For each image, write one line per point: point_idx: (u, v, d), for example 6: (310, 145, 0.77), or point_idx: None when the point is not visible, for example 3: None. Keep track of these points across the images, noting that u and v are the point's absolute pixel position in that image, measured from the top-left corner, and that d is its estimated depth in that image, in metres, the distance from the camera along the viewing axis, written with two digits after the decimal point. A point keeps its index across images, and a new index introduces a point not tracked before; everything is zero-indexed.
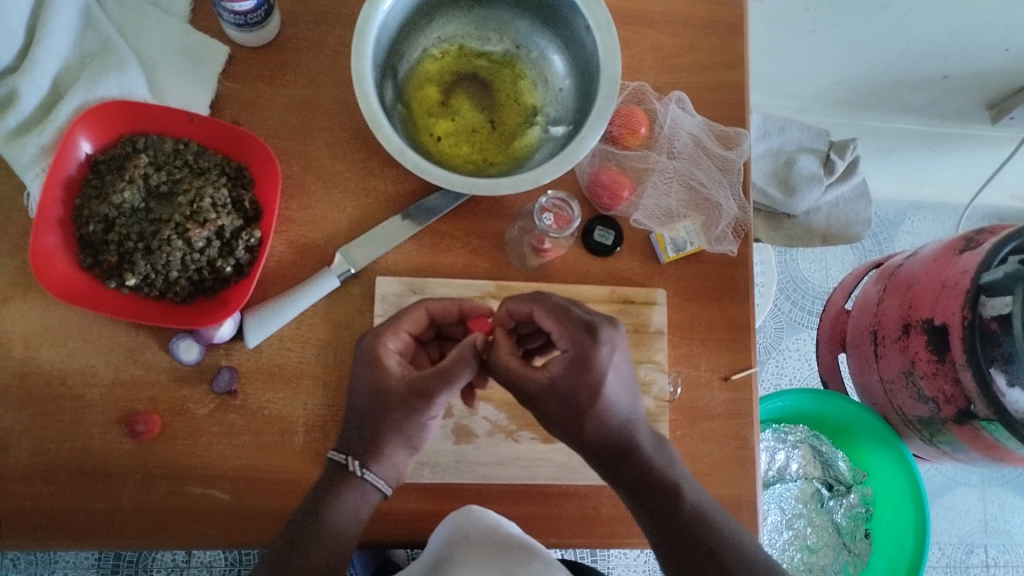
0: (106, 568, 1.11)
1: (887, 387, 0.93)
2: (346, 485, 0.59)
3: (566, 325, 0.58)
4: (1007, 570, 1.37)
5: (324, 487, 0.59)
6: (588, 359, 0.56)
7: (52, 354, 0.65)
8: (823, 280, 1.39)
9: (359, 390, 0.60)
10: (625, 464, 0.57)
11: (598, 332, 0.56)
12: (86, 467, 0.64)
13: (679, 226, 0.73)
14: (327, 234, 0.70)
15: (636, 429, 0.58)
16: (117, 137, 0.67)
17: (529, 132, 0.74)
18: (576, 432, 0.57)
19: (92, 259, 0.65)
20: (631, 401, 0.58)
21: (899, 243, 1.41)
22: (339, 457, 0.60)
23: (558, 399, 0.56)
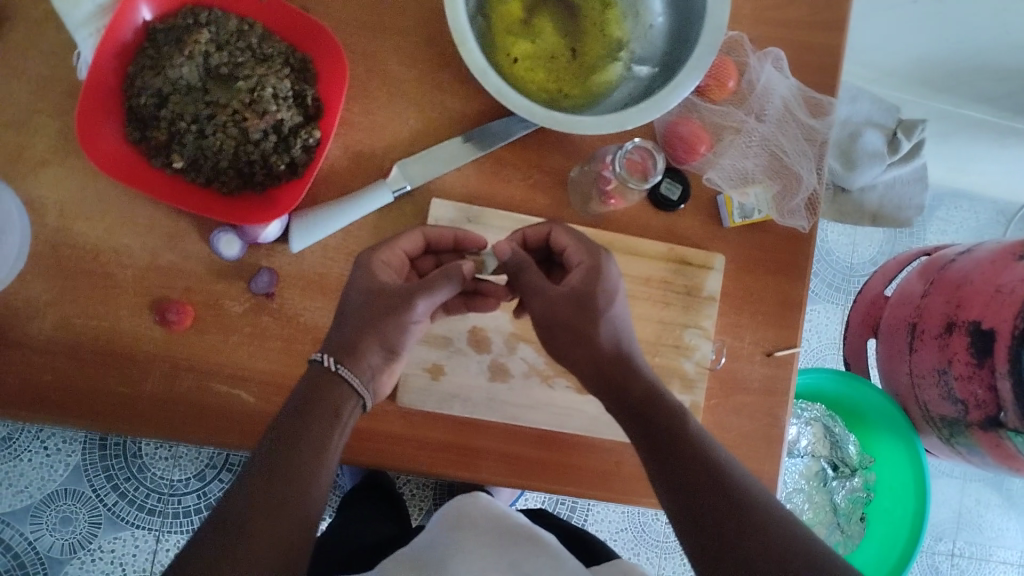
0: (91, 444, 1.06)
1: (914, 381, 0.91)
2: (331, 387, 0.54)
3: (578, 245, 0.60)
4: (970, 561, 1.35)
5: (307, 391, 0.53)
6: (592, 281, 0.57)
7: (88, 227, 0.62)
8: (848, 255, 1.32)
9: (357, 294, 0.58)
10: (631, 377, 0.54)
11: (600, 254, 0.58)
12: (111, 347, 0.62)
13: (751, 190, 0.69)
14: (385, 144, 0.67)
15: (639, 364, 0.56)
16: (180, 7, 0.62)
17: (611, 69, 0.69)
18: (578, 356, 0.56)
19: (140, 133, 0.61)
20: (628, 336, 0.57)
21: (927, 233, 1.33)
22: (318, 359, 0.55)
23: (575, 304, 0.56)
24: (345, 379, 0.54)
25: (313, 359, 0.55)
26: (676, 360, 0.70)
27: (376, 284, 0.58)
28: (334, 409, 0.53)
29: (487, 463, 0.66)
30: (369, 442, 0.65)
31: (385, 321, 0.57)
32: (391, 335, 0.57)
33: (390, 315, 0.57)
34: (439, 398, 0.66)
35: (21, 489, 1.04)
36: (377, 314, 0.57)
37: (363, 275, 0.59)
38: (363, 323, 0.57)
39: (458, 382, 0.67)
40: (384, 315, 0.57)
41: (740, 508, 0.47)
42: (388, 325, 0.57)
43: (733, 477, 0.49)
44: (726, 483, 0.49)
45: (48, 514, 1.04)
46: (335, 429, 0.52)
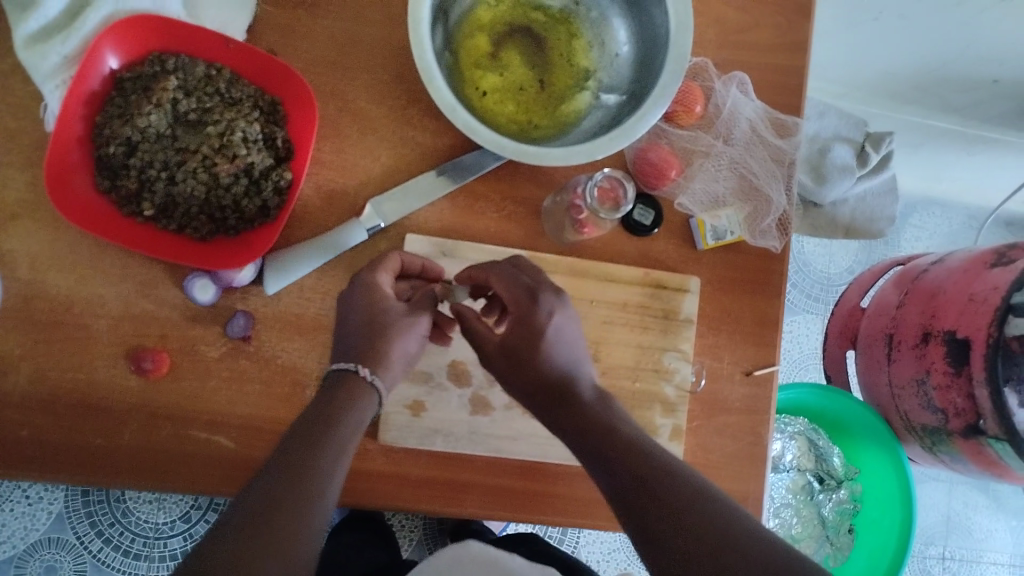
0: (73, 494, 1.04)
1: (895, 392, 0.92)
2: (350, 389, 0.56)
3: (512, 289, 0.59)
4: (961, 564, 1.36)
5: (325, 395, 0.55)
6: (535, 325, 0.56)
7: (59, 279, 0.62)
8: (825, 266, 1.33)
9: (352, 311, 0.60)
10: (566, 409, 0.55)
11: (541, 297, 0.57)
12: (86, 399, 0.61)
13: (721, 213, 0.70)
14: (357, 182, 0.67)
15: (581, 388, 0.56)
16: (145, 54, 0.62)
17: (579, 97, 0.70)
18: (522, 380, 0.57)
19: (110, 182, 0.61)
20: (576, 361, 0.57)
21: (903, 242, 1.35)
22: (344, 365, 0.57)
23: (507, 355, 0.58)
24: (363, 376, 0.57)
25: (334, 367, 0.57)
26: (657, 384, 0.70)
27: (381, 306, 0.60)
28: (351, 409, 0.54)
29: (474, 497, 0.66)
30: (352, 481, 0.64)
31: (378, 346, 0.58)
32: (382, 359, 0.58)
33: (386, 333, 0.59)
34: (422, 434, 0.66)
35: (4, 540, 1.02)
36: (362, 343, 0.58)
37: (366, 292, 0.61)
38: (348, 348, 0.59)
39: (440, 417, 0.67)
40: (380, 330, 0.59)
41: (686, 514, 0.45)
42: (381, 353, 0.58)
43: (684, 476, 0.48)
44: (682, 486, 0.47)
45: (32, 565, 1.02)
46: (352, 426, 0.54)
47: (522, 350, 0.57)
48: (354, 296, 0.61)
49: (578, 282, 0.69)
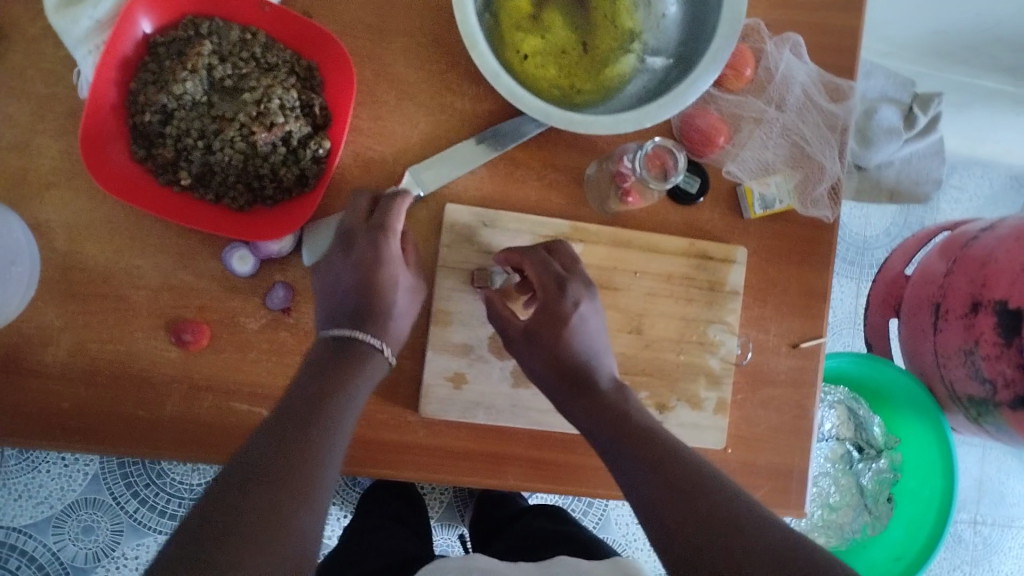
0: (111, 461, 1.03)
1: (940, 361, 0.90)
2: (357, 356, 0.57)
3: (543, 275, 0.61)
4: (992, 529, 1.30)
5: (331, 358, 0.55)
6: (558, 312, 0.59)
7: (97, 250, 0.61)
8: (861, 228, 1.25)
9: (345, 274, 0.60)
10: (585, 398, 0.57)
11: (567, 287, 0.60)
12: (128, 371, 0.61)
13: (771, 180, 0.67)
14: (396, 150, 0.65)
15: (599, 377, 0.59)
16: (179, 18, 0.61)
17: (624, 61, 0.67)
18: (539, 364, 0.60)
19: (145, 151, 0.60)
20: (598, 350, 0.60)
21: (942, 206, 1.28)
22: (349, 332, 0.58)
23: (538, 345, 0.60)
24: (369, 344, 0.58)
25: (332, 332, 0.58)
26: (702, 356, 0.68)
27: (384, 269, 0.60)
28: (359, 376, 0.55)
29: (514, 469, 0.66)
30: (394, 454, 0.64)
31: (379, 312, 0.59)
32: (387, 325, 0.60)
33: (386, 297, 0.60)
34: (463, 407, 0.65)
35: (41, 500, 1.01)
36: (359, 307, 0.59)
37: (369, 257, 0.60)
38: (345, 310, 0.59)
39: (481, 390, 0.65)
40: (379, 293, 0.59)
41: (704, 516, 0.45)
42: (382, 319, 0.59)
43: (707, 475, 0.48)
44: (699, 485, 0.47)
45: (70, 524, 1.01)
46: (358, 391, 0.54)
47: (545, 335, 0.59)
48: (343, 257, 0.60)
49: (622, 252, 0.67)
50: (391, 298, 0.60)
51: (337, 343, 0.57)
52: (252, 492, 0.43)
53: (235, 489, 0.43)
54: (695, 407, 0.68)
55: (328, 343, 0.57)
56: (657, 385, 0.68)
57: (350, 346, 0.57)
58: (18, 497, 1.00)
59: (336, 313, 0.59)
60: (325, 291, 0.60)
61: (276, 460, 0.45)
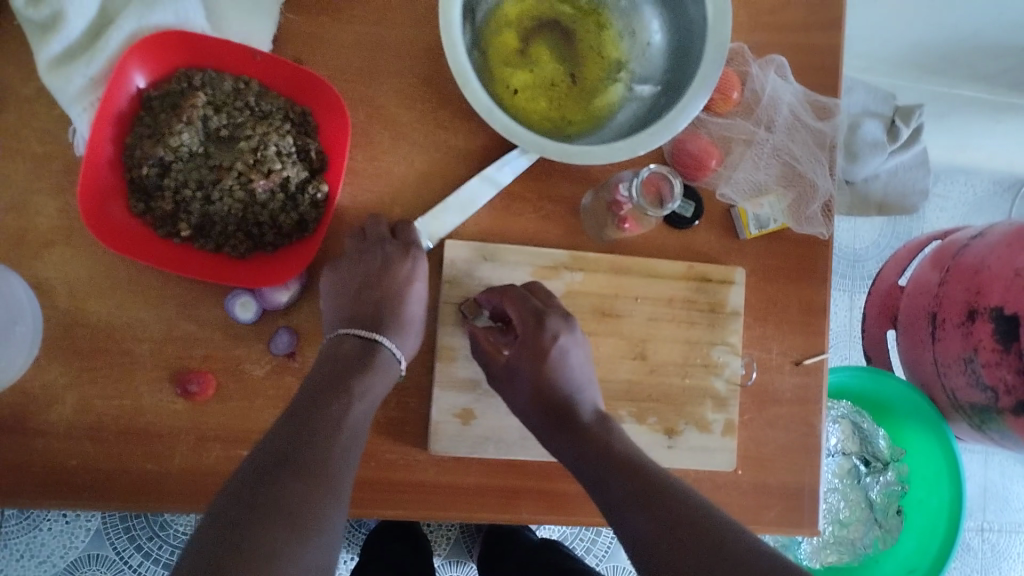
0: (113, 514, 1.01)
1: (940, 370, 0.90)
2: (374, 357, 0.59)
3: (523, 307, 0.61)
4: (1001, 536, 1.30)
5: (348, 359, 0.58)
6: (539, 347, 0.60)
7: (100, 305, 0.61)
8: (851, 242, 1.26)
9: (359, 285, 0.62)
10: (563, 431, 0.58)
11: (547, 320, 0.60)
12: (134, 425, 0.60)
13: (764, 201, 0.68)
14: (392, 189, 0.66)
15: (581, 411, 0.59)
16: (172, 71, 0.61)
17: (613, 90, 0.68)
18: (523, 400, 0.60)
19: (144, 204, 0.60)
20: (581, 383, 0.60)
21: (927, 215, 1.29)
22: (367, 334, 0.60)
23: (518, 380, 0.60)
24: (387, 349, 0.60)
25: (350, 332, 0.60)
26: (707, 379, 0.68)
27: (403, 291, 0.62)
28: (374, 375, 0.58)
29: (527, 503, 0.65)
30: (406, 494, 0.64)
31: (398, 321, 0.62)
32: (405, 333, 0.62)
33: (402, 312, 0.62)
34: (473, 442, 0.64)
35: (44, 559, 0.98)
36: (372, 314, 0.61)
37: (380, 270, 0.62)
38: (357, 316, 0.62)
39: (490, 424, 0.65)
40: (393, 304, 0.62)
41: (701, 543, 0.46)
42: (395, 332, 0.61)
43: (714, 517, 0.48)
44: (705, 531, 0.47)
45: None
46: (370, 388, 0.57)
47: (524, 369, 0.60)
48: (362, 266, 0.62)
49: (622, 279, 0.67)
50: (402, 309, 0.62)
51: (356, 343, 0.60)
52: (270, 493, 0.48)
53: (244, 506, 0.47)
54: (703, 430, 0.68)
55: (346, 343, 0.60)
56: (665, 410, 0.68)
57: (367, 349, 0.60)
58: (19, 557, 0.98)
59: (349, 320, 0.61)
60: (335, 291, 0.62)
61: (293, 461, 0.50)
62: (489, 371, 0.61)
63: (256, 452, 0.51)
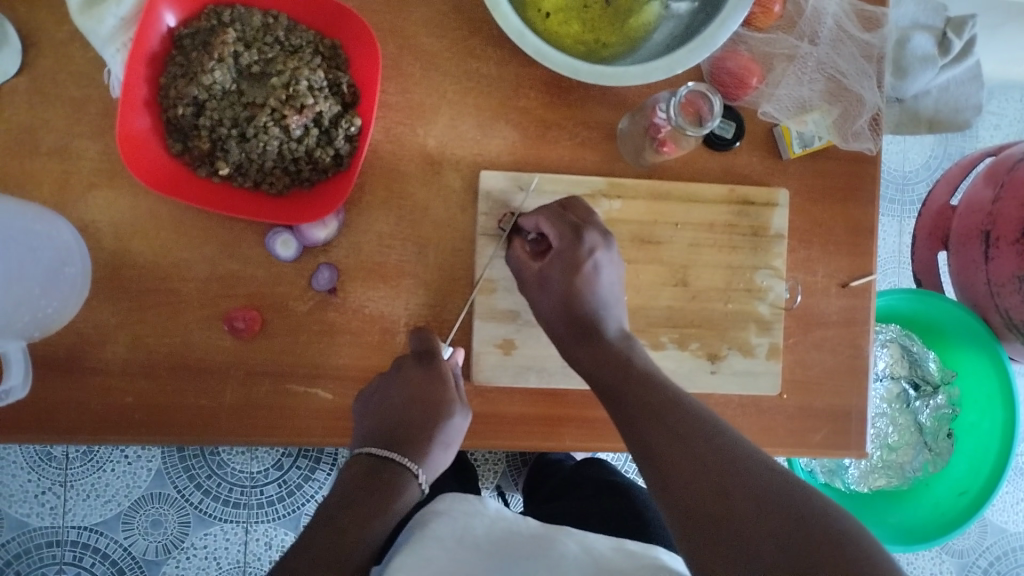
0: (171, 452, 1.03)
1: (994, 291, 0.88)
2: (384, 482, 0.51)
3: (558, 221, 0.60)
4: None
5: (361, 482, 0.51)
6: (573, 258, 0.58)
7: (145, 246, 0.62)
8: (899, 163, 1.22)
9: (390, 397, 0.56)
10: (586, 344, 0.57)
11: (583, 233, 0.58)
12: (186, 362, 0.62)
13: (808, 118, 0.66)
14: (425, 121, 0.65)
15: (606, 327, 0.57)
16: (201, 8, 0.61)
17: (647, 9, 0.63)
18: (551, 308, 0.59)
19: (182, 144, 0.60)
20: (608, 302, 0.58)
21: (979, 131, 1.24)
22: (383, 452, 0.53)
23: (547, 290, 0.59)
24: (403, 466, 0.52)
25: (369, 450, 0.53)
26: (750, 304, 0.67)
27: (436, 407, 0.55)
28: (396, 497, 0.51)
29: (571, 431, 0.66)
30: None
31: (423, 437, 0.54)
32: (429, 454, 0.54)
33: (427, 431, 0.54)
34: (514, 372, 0.65)
35: (109, 498, 1.02)
36: (399, 429, 0.54)
37: (418, 382, 0.56)
38: (380, 432, 0.54)
39: (531, 353, 0.65)
40: (419, 423, 0.54)
41: (734, 494, 0.42)
42: (425, 451, 0.54)
43: (738, 448, 0.45)
44: (722, 464, 0.44)
45: (139, 521, 1.02)
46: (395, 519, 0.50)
47: (557, 279, 0.58)
48: (396, 384, 0.57)
49: (661, 206, 0.66)
50: (435, 432, 0.55)
51: (367, 463, 0.52)
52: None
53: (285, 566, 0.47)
54: (746, 354, 0.67)
55: (357, 464, 0.52)
56: (707, 335, 0.67)
57: (376, 470, 0.52)
58: (86, 497, 1.01)
59: (375, 433, 0.54)
60: (371, 408, 0.57)
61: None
62: (522, 278, 0.61)
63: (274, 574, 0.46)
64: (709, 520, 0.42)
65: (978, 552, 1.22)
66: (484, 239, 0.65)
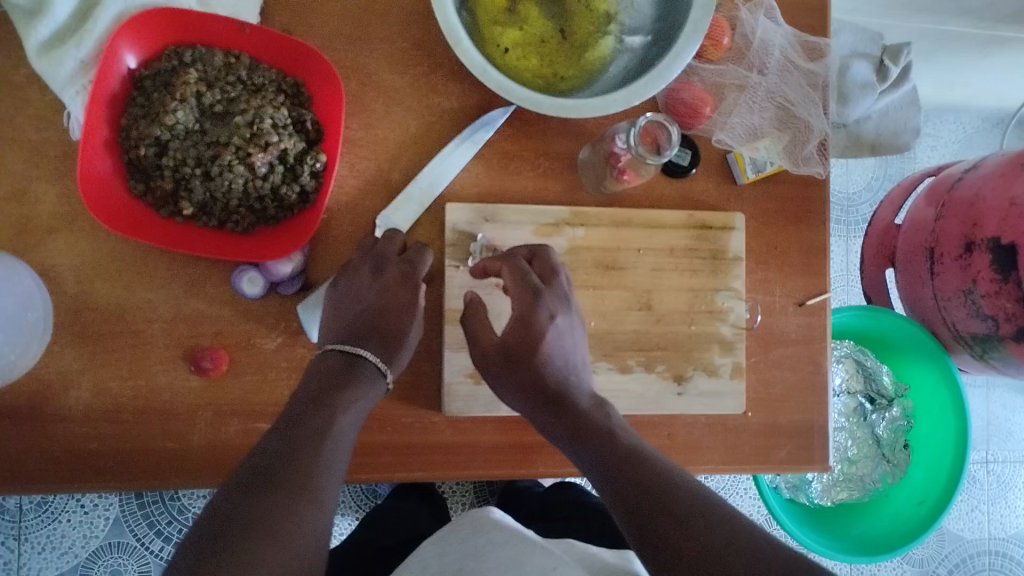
0: (131, 498, 1.00)
1: (940, 305, 0.91)
2: (358, 374, 0.55)
3: (517, 282, 0.59)
4: (1005, 466, 1.28)
5: (326, 379, 0.53)
6: (533, 325, 0.58)
7: (107, 289, 0.61)
8: (844, 186, 1.26)
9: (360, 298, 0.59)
10: (559, 416, 0.54)
11: (543, 297, 0.58)
12: (152, 405, 0.61)
13: (760, 145, 0.68)
14: (390, 157, 0.66)
15: (577, 395, 0.56)
16: (162, 49, 0.61)
17: (602, 43, 0.65)
18: (487, 356, 0.59)
19: (144, 185, 0.60)
20: (574, 364, 0.58)
21: (916, 153, 1.30)
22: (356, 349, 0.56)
23: (505, 356, 0.58)
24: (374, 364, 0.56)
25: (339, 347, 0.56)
26: (712, 324, 0.69)
27: (389, 316, 0.59)
28: (355, 395, 0.53)
29: (543, 457, 0.67)
30: (426, 456, 0.64)
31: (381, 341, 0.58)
32: (391, 357, 0.58)
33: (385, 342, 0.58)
34: (487, 402, 0.65)
35: (66, 550, 0.99)
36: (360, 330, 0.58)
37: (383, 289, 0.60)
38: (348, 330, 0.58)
39: None
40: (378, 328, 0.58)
41: (687, 520, 0.43)
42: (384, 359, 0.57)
43: (673, 478, 0.46)
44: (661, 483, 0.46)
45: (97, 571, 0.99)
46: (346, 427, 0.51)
47: (519, 348, 0.58)
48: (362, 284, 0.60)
49: (623, 233, 0.68)
50: (391, 333, 0.59)
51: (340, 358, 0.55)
52: (245, 512, 0.42)
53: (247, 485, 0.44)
54: (711, 375, 0.69)
55: (330, 359, 0.55)
56: (673, 357, 0.68)
57: (349, 364, 0.55)
58: (41, 550, 0.98)
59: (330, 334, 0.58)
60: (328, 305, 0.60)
61: (279, 480, 0.44)
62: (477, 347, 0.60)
63: (246, 464, 0.46)
64: (656, 536, 0.43)
65: (938, 561, 1.25)
66: (453, 269, 0.66)
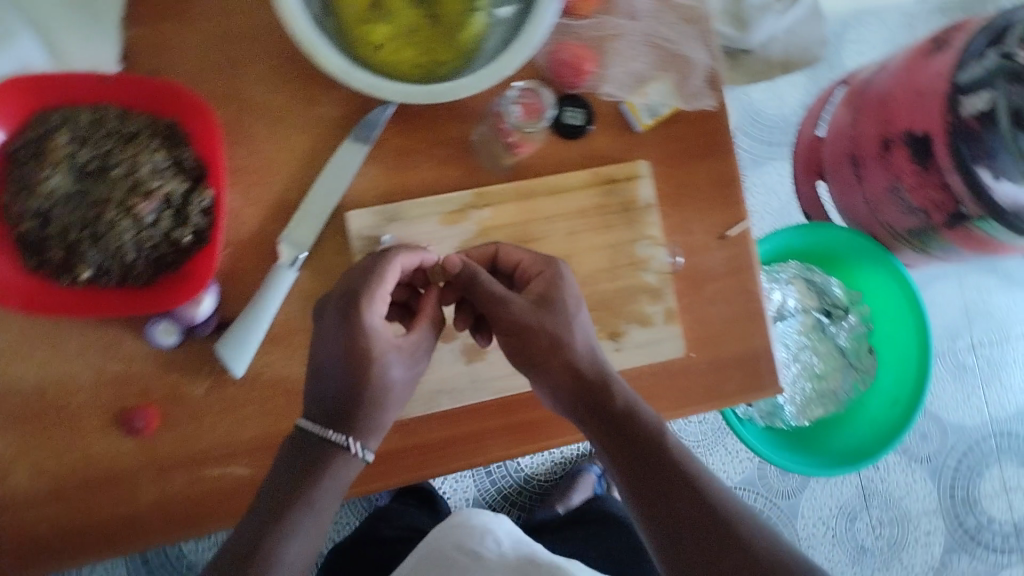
0: None
1: (871, 205, 0.92)
2: (318, 459, 0.52)
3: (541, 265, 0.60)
4: (994, 349, 1.28)
5: (294, 468, 0.52)
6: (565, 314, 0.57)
7: (24, 368, 0.61)
8: (778, 109, 1.25)
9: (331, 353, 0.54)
10: (598, 404, 0.53)
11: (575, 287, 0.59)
12: (93, 475, 0.61)
13: (649, 89, 0.68)
14: (282, 178, 0.65)
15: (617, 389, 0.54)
16: (28, 118, 0.60)
17: (475, 20, 0.64)
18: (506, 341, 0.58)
19: (36, 258, 0.59)
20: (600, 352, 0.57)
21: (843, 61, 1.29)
22: (312, 426, 0.53)
23: (527, 341, 0.56)
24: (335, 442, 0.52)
25: (303, 425, 0.53)
26: (636, 276, 0.69)
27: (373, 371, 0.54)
28: (325, 482, 0.51)
29: (494, 442, 0.66)
30: (378, 466, 0.64)
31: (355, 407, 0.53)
32: (370, 420, 0.54)
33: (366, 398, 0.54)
34: (426, 399, 0.65)
35: None
36: (335, 401, 0.53)
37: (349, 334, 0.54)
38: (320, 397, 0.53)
39: (438, 376, 0.66)
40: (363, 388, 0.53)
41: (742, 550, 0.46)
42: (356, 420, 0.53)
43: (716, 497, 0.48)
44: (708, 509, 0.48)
45: None
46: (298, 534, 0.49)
47: (543, 341, 0.56)
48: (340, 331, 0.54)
49: (530, 204, 0.68)
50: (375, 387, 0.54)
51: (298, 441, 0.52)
52: None
53: None
54: (645, 325, 0.68)
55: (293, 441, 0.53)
56: (605, 317, 0.69)
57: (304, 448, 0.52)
58: None
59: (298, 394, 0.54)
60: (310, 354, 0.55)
61: None
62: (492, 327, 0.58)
63: None
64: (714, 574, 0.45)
65: (945, 454, 1.26)
66: None
